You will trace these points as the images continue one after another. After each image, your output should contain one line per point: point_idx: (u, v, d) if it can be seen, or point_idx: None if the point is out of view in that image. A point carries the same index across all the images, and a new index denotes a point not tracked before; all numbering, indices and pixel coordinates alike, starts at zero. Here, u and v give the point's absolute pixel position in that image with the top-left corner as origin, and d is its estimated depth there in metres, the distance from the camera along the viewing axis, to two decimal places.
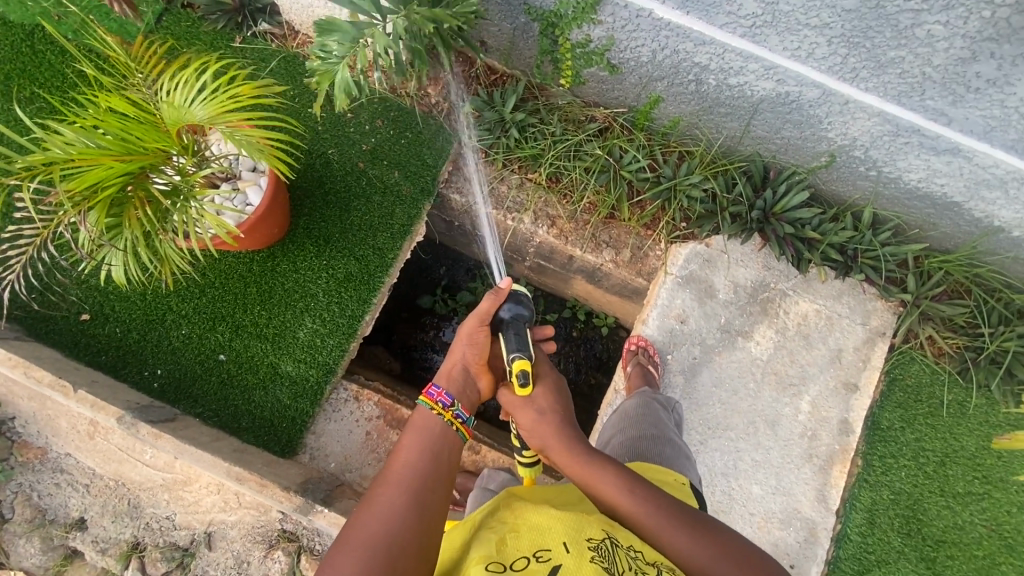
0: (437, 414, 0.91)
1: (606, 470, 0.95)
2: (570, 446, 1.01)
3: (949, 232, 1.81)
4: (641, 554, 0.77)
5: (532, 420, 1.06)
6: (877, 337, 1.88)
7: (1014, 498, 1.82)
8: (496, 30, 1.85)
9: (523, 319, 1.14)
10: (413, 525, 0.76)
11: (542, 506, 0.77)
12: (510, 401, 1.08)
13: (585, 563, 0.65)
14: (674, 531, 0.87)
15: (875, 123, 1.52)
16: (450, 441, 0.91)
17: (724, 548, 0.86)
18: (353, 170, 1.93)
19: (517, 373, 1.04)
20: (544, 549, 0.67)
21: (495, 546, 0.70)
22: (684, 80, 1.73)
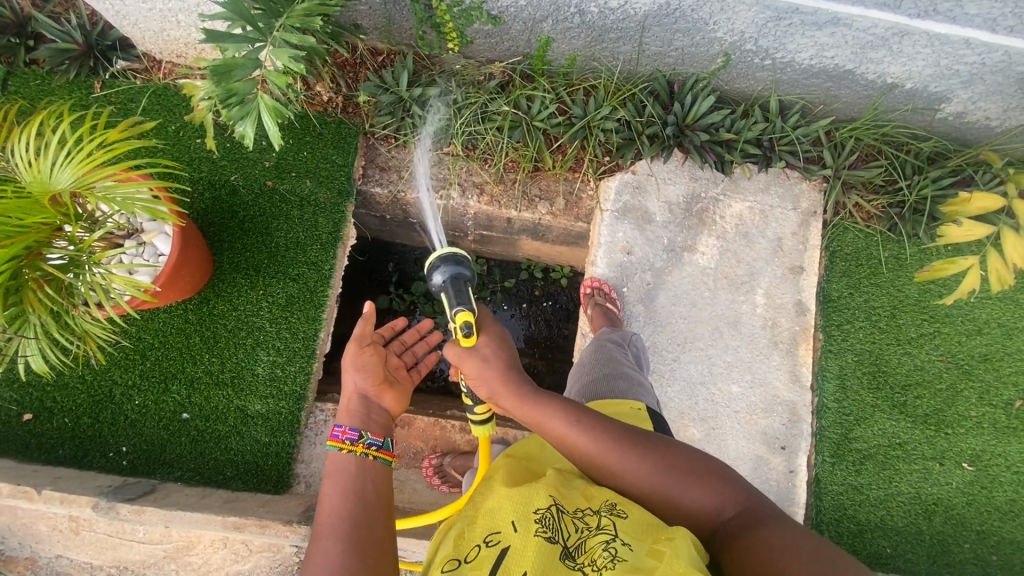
0: (348, 452, 1.01)
1: (555, 411, 1.00)
2: (517, 391, 1.03)
3: (850, 100, 1.87)
4: (587, 510, 0.83)
5: (477, 369, 1.04)
6: (811, 217, 1.96)
7: (960, 328, 1.97)
8: (365, 9, 1.77)
9: (465, 280, 1.03)
10: (355, 564, 0.83)
11: (494, 492, 0.85)
12: (456, 354, 1.05)
13: (527, 539, 0.74)
14: (621, 456, 0.94)
15: (756, 12, 1.53)
16: (368, 473, 0.99)
17: (668, 462, 0.95)
18: (263, 191, 1.84)
19: (461, 324, 1.00)
20: (494, 533, 0.77)
21: (455, 543, 0.79)
22: (568, 15, 1.69)
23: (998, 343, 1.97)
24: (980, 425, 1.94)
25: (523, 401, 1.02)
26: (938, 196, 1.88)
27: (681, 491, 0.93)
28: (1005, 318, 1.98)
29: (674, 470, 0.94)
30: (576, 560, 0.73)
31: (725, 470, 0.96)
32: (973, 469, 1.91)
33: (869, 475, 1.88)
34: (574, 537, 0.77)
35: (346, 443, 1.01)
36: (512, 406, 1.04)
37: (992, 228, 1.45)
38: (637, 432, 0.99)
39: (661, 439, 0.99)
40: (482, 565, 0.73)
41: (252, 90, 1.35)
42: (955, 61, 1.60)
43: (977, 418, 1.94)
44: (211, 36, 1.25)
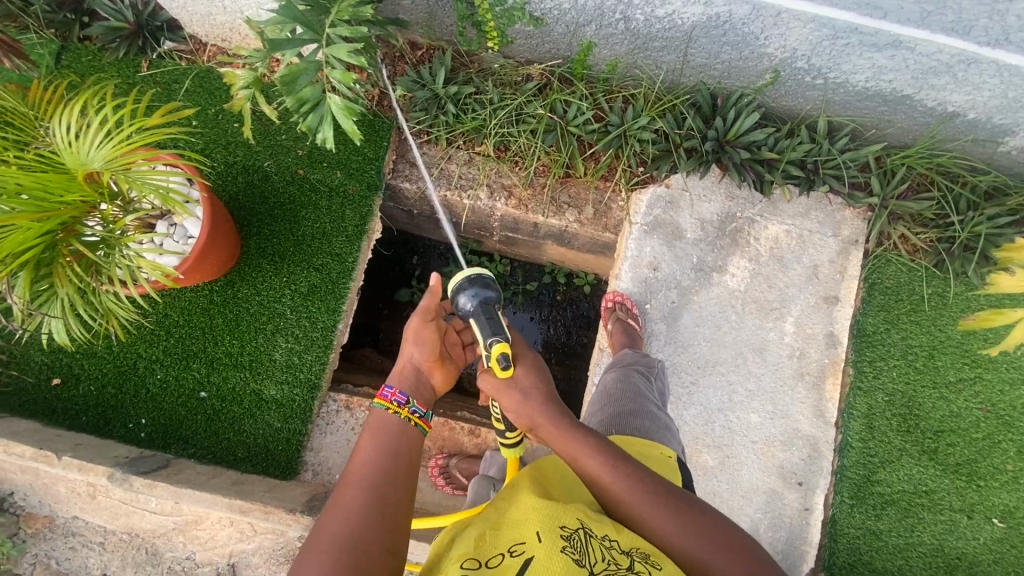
0: (394, 412, 1.04)
1: (593, 452, 0.97)
2: (559, 427, 1.00)
3: (905, 126, 1.77)
4: (616, 542, 0.82)
5: (515, 403, 1.02)
6: (851, 245, 1.87)
7: (1004, 376, 1.86)
8: (408, 4, 1.77)
9: (492, 303, 1.07)
10: (376, 521, 0.89)
11: (522, 501, 0.85)
12: (492, 386, 1.02)
13: (554, 554, 0.73)
14: (655, 511, 0.91)
15: (811, 29, 1.46)
16: (407, 438, 1.03)
17: (707, 533, 0.91)
18: (293, 178, 1.86)
19: (497, 356, 0.99)
20: (519, 544, 0.75)
21: (475, 543, 0.77)
22: (612, 21, 1.64)
23: None
24: (1017, 481, 1.82)
25: (563, 436, 0.99)
26: (993, 234, 1.77)
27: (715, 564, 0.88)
28: None
29: (712, 541, 0.90)
30: None
31: (761, 552, 0.92)
32: (1004, 526, 1.81)
33: (888, 521, 1.80)
34: (601, 567, 0.74)
35: (394, 403, 1.05)
36: (549, 436, 1.00)
37: None
38: (675, 492, 0.95)
39: (701, 506, 0.95)
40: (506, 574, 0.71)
41: (320, 93, 1.36)
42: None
43: (1014, 472, 1.82)
44: (272, 44, 1.25)
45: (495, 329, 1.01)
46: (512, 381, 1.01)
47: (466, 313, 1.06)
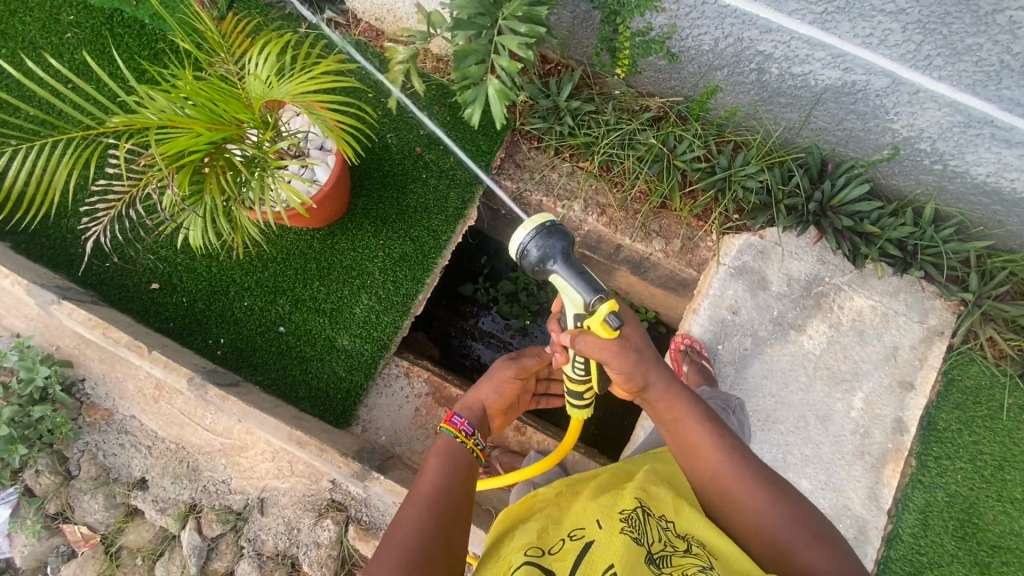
0: (460, 442, 1.12)
1: (698, 419, 1.09)
2: (671, 390, 1.10)
3: (1015, 230, 1.77)
4: (672, 526, 0.98)
5: (632, 361, 1.07)
6: (936, 336, 1.84)
7: None
8: (554, 20, 1.91)
9: (564, 250, 1.10)
10: (440, 537, 0.94)
11: (579, 504, 1.05)
12: (590, 347, 1.06)
13: (610, 535, 0.91)
14: (746, 484, 1.04)
15: (945, 113, 1.50)
16: (468, 467, 1.10)
17: (792, 517, 1.01)
18: (410, 154, 1.97)
19: (607, 316, 1.03)
20: (580, 531, 0.95)
21: (540, 534, 0.98)
22: (745, 70, 1.72)
23: None
24: None
25: (673, 398, 1.10)
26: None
27: (797, 544, 0.98)
28: None
29: (796, 522, 1.00)
30: (660, 567, 0.87)
31: (850, 551, 0.98)
32: None
33: None
34: (659, 547, 0.91)
35: (464, 434, 1.13)
36: (656, 397, 1.10)
37: None
38: (768, 473, 1.07)
39: (793, 492, 1.05)
40: (565, 555, 0.90)
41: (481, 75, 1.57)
42: None
43: None
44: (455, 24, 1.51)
45: (590, 288, 1.08)
46: (613, 346, 1.05)
47: (551, 273, 1.10)
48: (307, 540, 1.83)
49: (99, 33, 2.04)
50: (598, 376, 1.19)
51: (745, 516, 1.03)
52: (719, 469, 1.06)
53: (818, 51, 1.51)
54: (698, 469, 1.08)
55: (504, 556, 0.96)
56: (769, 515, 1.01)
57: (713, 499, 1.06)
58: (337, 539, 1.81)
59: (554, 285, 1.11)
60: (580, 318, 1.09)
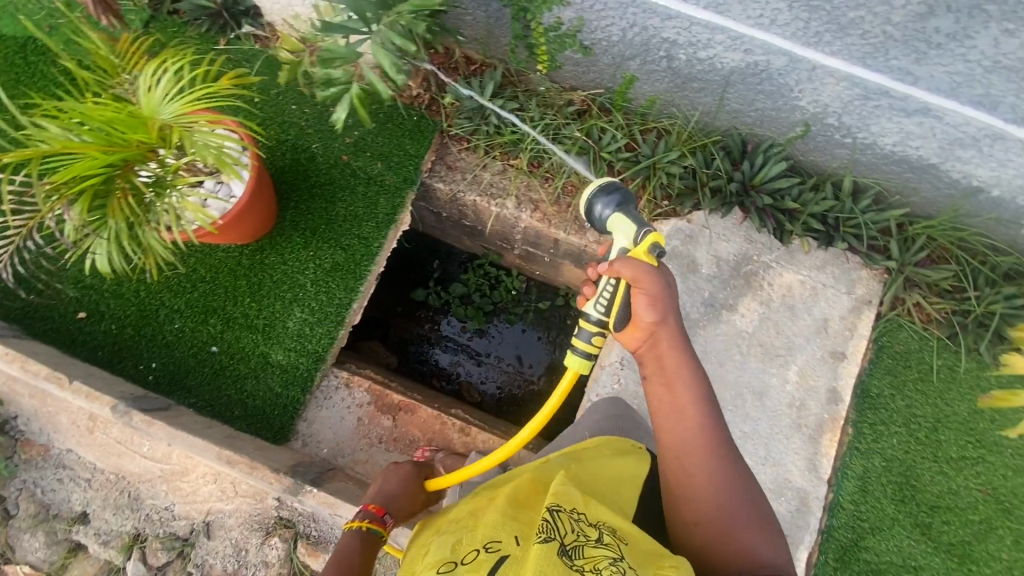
0: (358, 529, 1.29)
1: (694, 381, 1.20)
2: (676, 345, 1.21)
3: (929, 196, 1.81)
4: (584, 516, 0.95)
5: (659, 302, 1.19)
6: (864, 305, 1.88)
7: (1007, 461, 1.82)
8: (469, 20, 1.92)
9: (618, 202, 1.36)
10: None
11: (493, 515, 1.01)
12: (638, 271, 1.18)
13: (524, 549, 0.89)
14: (717, 454, 1.15)
15: (844, 87, 1.53)
16: (369, 545, 1.28)
17: (736, 496, 1.14)
18: (337, 162, 1.96)
19: (653, 244, 1.24)
20: (494, 542, 0.92)
21: (453, 550, 0.95)
22: (656, 58, 1.74)
23: None
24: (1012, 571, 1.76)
25: (678, 352, 1.21)
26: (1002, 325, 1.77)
27: (736, 519, 1.12)
28: None
29: (738, 501, 1.14)
30: (573, 560, 0.84)
31: (776, 530, 1.15)
32: None
33: None
34: (571, 538, 0.88)
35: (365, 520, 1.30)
36: (664, 343, 1.21)
37: None
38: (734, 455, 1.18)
39: (744, 473, 1.18)
40: (479, 567, 0.87)
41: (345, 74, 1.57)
42: None
43: (1009, 563, 1.76)
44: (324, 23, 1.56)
45: (640, 224, 1.30)
46: (656, 281, 1.18)
47: (607, 218, 1.36)
48: (255, 560, 1.81)
49: (11, 63, 2.00)
50: (617, 317, 1.22)
51: (701, 483, 1.14)
52: (696, 435, 1.16)
53: (718, 33, 1.54)
54: (673, 430, 1.17)
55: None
56: (721, 487, 1.14)
57: (680, 465, 1.16)
58: (286, 556, 1.79)
59: (610, 231, 1.35)
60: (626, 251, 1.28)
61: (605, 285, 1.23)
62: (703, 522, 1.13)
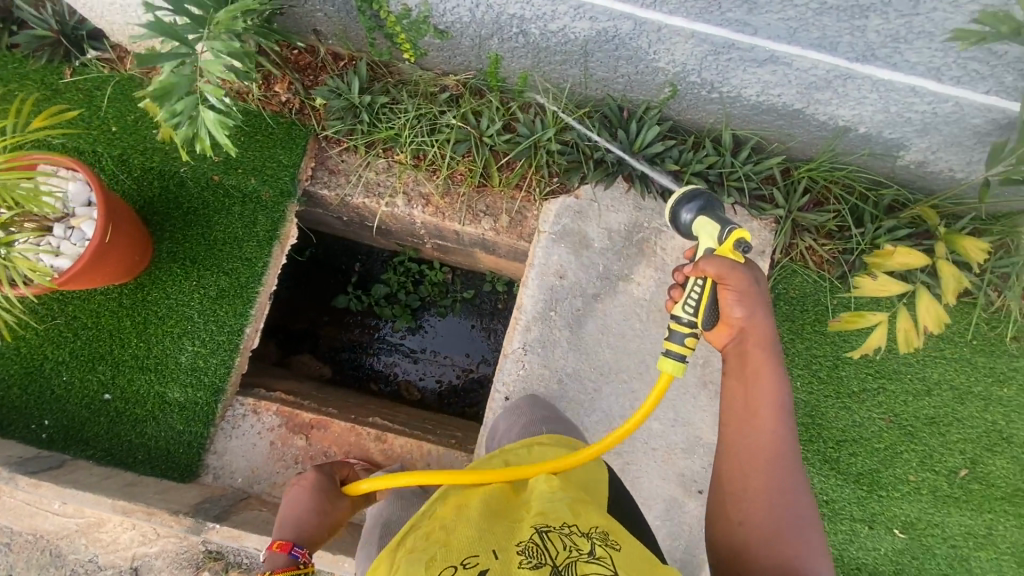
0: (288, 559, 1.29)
1: (777, 388, 1.19)
2: (767, 347, 1.21)
3: (806, 140, 1.81)
4: (575, 528, 0.89)
5: (750, 301, 1.20)
6: (760, 256, 1.89)
7: (906, 387, 1.89)
8: (321, 16, 1.82)
9: (705, 203, 1.33)
10: None
11: (466, 528, 0.91)
12: (724, 267, 1.19)
13: (510, 565, 0.80)
14: (784, 464, 1.14)
15: (693, 44, 1.50)
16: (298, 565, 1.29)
17: (797, 517, 1.10)
18: (208, 184, 1.89)
19: (738, 241, 1.22)
20: (472, 557, 0.83)
21: (427, 565, 0.83)
22: (511, 34, 1.69)
23: (948, 406, 1.89)
24: (918, 491, 1.85)
25: (767, 355, 1.21)
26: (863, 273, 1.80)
27: (793, 540, 1.07)
28: (959, 380, 1.90)
29: (798, 523, 1.09)
30: None
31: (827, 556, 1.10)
32: (905, 536, 1.82)
33: None
34: (562, 556, 0.81)
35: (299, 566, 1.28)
36: (752, 344, 1.21)
37: (903, 288, 1.44)
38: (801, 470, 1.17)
39: (807, 496, 1.13)
40: None
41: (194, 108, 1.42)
42: (903, 109, 1.53)
43: (915, 483, 1.85)
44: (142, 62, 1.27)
45: (721, 222, 1.26)
46: (743, 277, 1.18)
47: (691, 222, 1.33)
48: None
49: None
50: (707, 317, 1.22)
51: (757, 490, 1.12)
52: (764, 438, 1.16)
53: (558, 3, 1.49)
54: (747, 432, 1.17)
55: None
56: (781, 501, 1.11)
57: (743, 468, 1.15)
58: None
59: (694, 233, 1.33)
60: (713, 252, 1.26)
61: (693, 284, 1.22)
62: (748, 532, 1.10)
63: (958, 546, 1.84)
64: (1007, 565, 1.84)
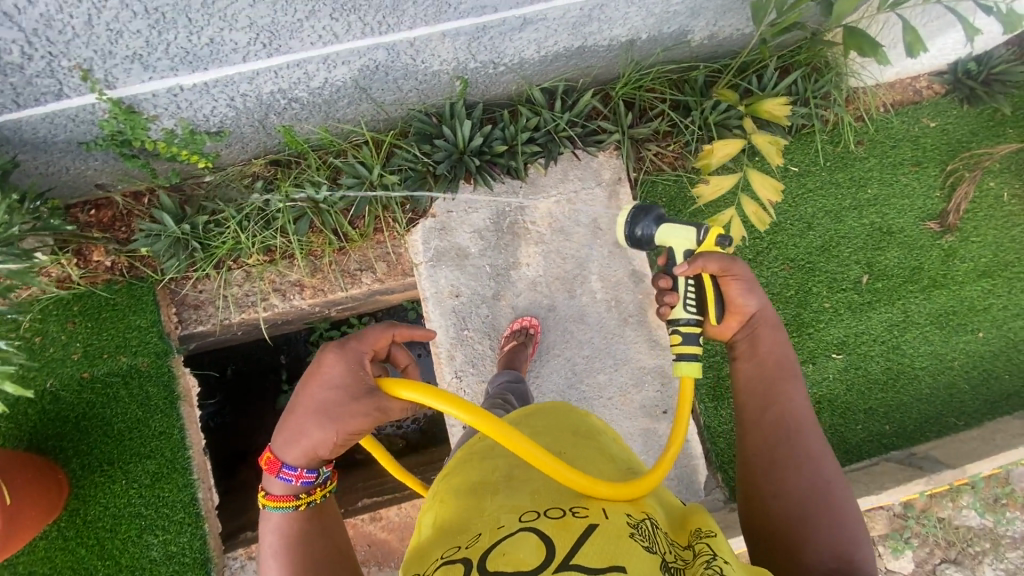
0: (297, 485, 0.98)
1: (788, 363, 1.08)
2: (771, 328, 1.12)
3: (605, 64, 1.85)
4: (676, 540, 0.88)
5: (751, 287, 1.12)
6: (617, 185, 1.97)
7: (791, 232, 2.03)
8: (93, 171, 1.70)
9: (657, 213, 1.34)
10: (314, 544, 0.99)
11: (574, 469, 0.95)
12: (724, 261, 1.12)
13: (623, 535, 0.79)
14: (812, 435, 1.00)
15: (451, 40, 1.48)
16: (318, 459, 0.97)
17: (833, 493, 0.94)
18: (82, 384, 1.82)
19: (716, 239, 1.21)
20: (580, 508, 0.85)
21: (530, 499, 0.88)
22: (283, 105, 1.61)
23: (831, 230, 2.05)
24: (838, 313, 2.02)
25: (774, 335, 1.11)
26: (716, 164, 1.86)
27: (832, 519, 0.91)
28: (830, 204, 2.05)
29: (838, 501, 0.93)
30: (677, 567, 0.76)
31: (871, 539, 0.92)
32: (844, 355, 2.01)
33: None
34: (672, 556, 0.80)
35: (297, 497, 0.99)
36: (758, 331, 1.11)
37: (734, 177, 1.50)
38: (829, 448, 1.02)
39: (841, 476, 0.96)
40: (567, 524, 0.80)
41: None
42: (665, 7, 1.59)
43: (832, 308, 2.02)
44: None
45: (693, 225, 1.25)
46: (745, 265, 1.12)
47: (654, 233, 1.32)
48: None
49: None
50: (714, 308, 1.13)
51: (790, 467, 0.97)
52: (787, 410, 1.03)
53: (306, 65, 1.43)
54: (768, 408, 1.04)
55: (488, 510, 0.86)
56: (809, 477, 0.95)
57: (767, 446, 1.01)
58: None
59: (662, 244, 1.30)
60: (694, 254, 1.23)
61: (685, 282, 1.15)
62: (781, 518, 0.94)
63: (888, 340, 2.03)
64: (933, 333, 2.05)
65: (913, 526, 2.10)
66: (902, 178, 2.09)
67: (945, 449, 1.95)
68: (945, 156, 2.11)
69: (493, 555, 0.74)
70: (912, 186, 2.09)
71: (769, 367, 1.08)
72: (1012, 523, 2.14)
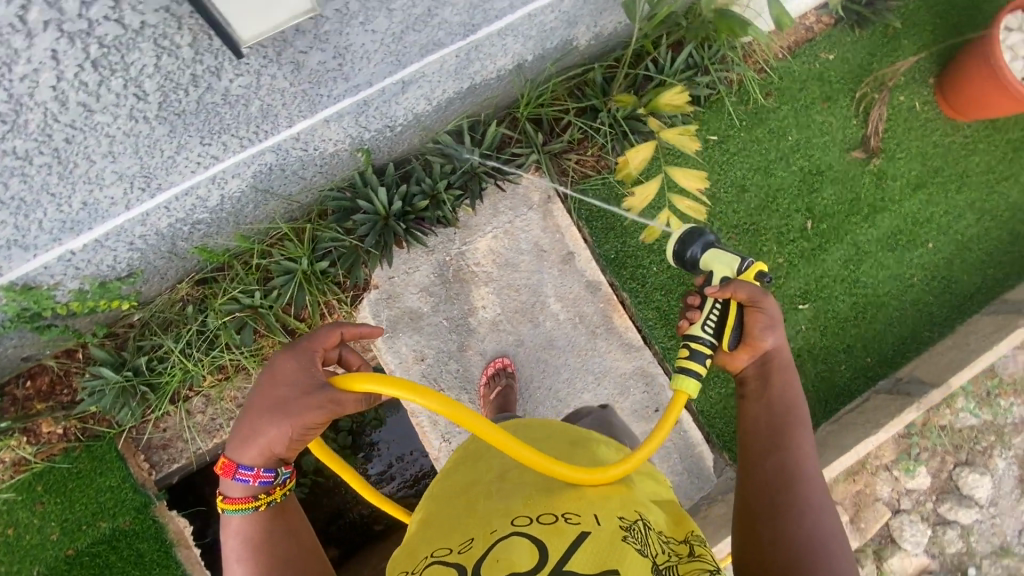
0: (254, 486, 0.95)
1: (799, 407, 1.02)
2: (785, 369, 1.05)
3: (500, 91, 1.82)
4: (672, 537, 0.86)
5: (773, 324, 1.05)
6: (548, 203, 1.95)
7: (727, 200, 2.04)
8: (13, 349, 1.62)
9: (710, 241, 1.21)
10: (276, 547, 0.95)
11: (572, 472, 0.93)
12: (755, 291, 1.05)
13: (614, 536, 0.77)
14: (818, 486, 0.94)
15: (337, 123, 1.44)
16: (275, 458, 0.96)
17: (829, 550, 0.88)
18: (71, 561, 1.76)
19: (756, 276, 1.12)
20: (573, 513, 0.82)
21: (523, 503, 0.85)
22: (188, 231, 1.54)
23: (765, 187, 2.06)
24: (794, 265, 2.04)
25: (787, 376, 1.04)
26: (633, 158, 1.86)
27: None
28: (757, 161, 2.06)
29: (832, 557, 0.87)
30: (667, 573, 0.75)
31: None
32: (810, 303, 2.04)
33: None
34: (664, 559, 0.79)
35: (255, 496, 0.96)
36: (772, 370, 1.05)
37: (655, 181, 1.47)
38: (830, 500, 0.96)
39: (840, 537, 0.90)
40: (558, 529, 0.78)
41: None
42: (539, 29, 1.59)
43: (787, 262, 2.04)
44: None
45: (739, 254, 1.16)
46: (777, 302, 1.05)
47: (699, 260, 1.20)
48: None
49: None
50: (731, 334, 1.05)
51: (789, 513, 0.91)
52: (794, 458, 0.97)
53: (195, 191, 1.37)
54: (774, 451, 0.98)
55: (481, 514, 0.85)
56: (808, 528, 0.89)
57: (768, 487, 0.95)
58: None
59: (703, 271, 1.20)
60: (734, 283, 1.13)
61: (712, 303, 1.07)
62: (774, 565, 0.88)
63: (848, 276, 2.06)
64: (887, 257, 2.08)
65: (918, 442, 2.15)
66: (818, 116, 2.11)
67: (926, 367, 2.00)
68: (853, 84, 2.13)
69: (487, 562, 0.73)
70: (829, 121, 2.11)
71: (779, 409, 1.02)
72: (1008, 412, 2.21)
